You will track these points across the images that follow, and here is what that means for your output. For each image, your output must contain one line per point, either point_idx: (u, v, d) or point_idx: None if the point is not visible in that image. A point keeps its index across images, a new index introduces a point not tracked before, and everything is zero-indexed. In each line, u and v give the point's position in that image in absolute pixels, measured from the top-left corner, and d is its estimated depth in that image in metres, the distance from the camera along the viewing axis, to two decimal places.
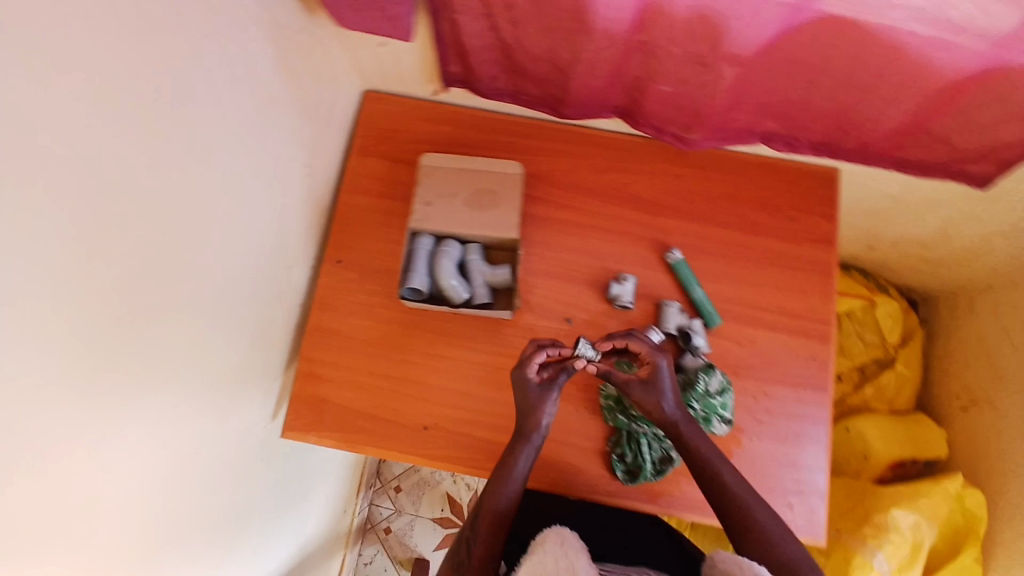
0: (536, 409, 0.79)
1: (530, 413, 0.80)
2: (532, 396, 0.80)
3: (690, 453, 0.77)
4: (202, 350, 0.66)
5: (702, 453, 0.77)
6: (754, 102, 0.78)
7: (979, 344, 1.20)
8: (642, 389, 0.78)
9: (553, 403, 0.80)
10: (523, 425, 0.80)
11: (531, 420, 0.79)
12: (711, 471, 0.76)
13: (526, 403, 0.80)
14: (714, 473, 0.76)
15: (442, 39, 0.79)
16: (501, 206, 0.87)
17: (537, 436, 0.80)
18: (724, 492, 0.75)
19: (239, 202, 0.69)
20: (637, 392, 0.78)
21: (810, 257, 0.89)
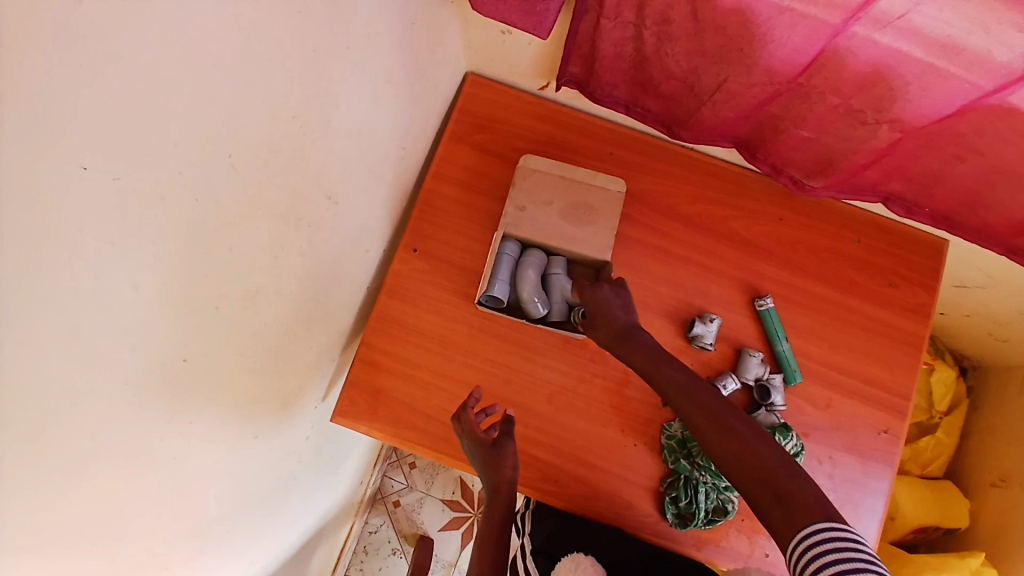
0: (495, 464, 0.77)
1: (492, 469, 0.78)
2: (480, 449, 0.77)
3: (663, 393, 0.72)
4: (280, 327, 0.64)
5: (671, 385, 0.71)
6: (893, 165, 0.73)
7: (1023, 426, 1.18)
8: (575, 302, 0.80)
9: (510, 454, 0.78)
10: (488, 485, 0.79)
11: (495, 479, 0.78)
12: (680, 396, 0.70)
13: (484, 461, 0.77)
14: (686, 404, 0.69)
15: (574, 37, 0.73)
16: (598, 223, 0.82)
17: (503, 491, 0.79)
18: (708, 417, 0.67)
19: (338, 183, 0.65)
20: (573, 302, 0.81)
21: (904, 329, 0.85)
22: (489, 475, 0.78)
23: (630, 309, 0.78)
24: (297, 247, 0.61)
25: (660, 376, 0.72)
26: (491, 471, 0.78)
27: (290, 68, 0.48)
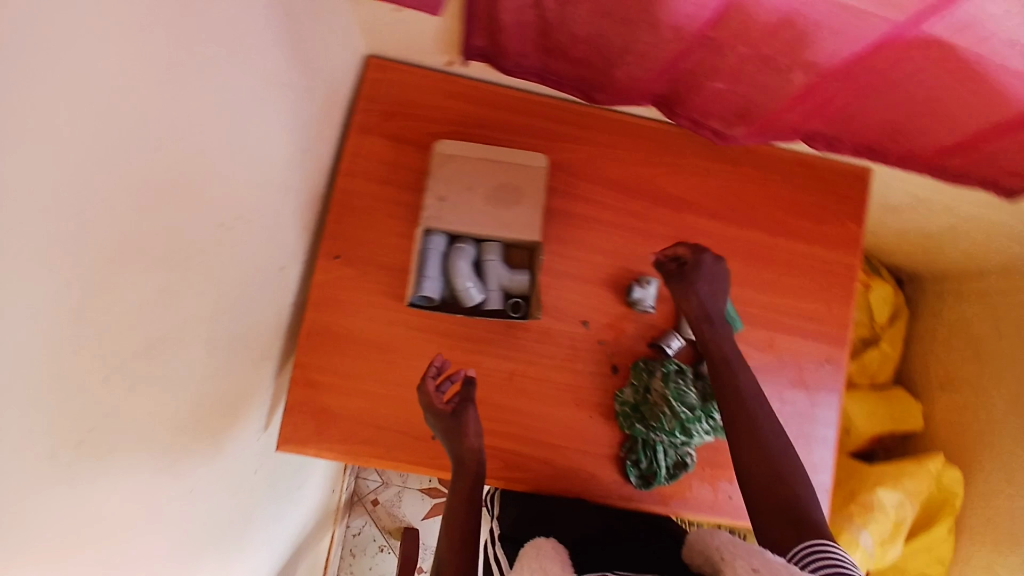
0: (461, 428, 0.75)
1: (460, 437, 0.75)
2: (447, 417, 0.75)
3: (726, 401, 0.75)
4: (195, 377, 0.58)
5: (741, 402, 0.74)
6: (813, 105, 0.71)
7: (964, 329, 1.24)
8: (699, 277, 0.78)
9: (473, 420, 0.76)
10: (455, 454, 0.75)
11: (459, 447, 0.75)
12: (728, 395, 0.75)
13: (449, 426, 0.75)
14: (740, 427, 0.72)
15: (470, 8, 0.67)
16: (524, 204, 0.78)
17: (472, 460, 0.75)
18: (750, 441, 0.71)
19: (236, 207, 0.58)
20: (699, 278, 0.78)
21: (836, 261, 0.88)
22: (455, 442, 0.75)
23: (718, 285, 0.78)
24: (200, 288, 0.54)
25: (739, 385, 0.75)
26: (459, 439, 0.75)
27: (160, 99, 0.41)
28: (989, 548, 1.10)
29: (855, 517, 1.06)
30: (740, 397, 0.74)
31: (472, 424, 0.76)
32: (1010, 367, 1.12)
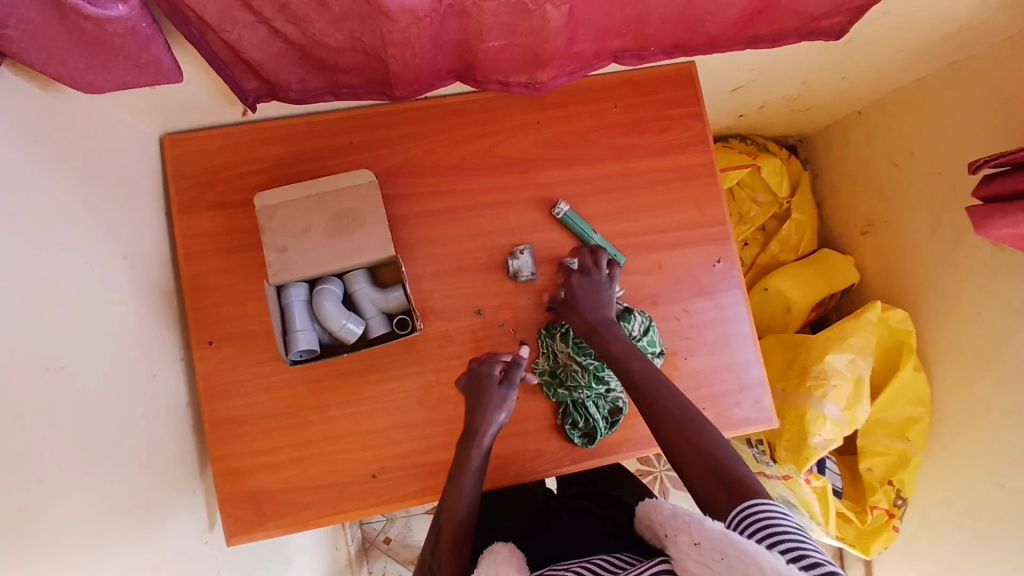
0: (490, 400, 0.76)
1: (482, 407, 0.76)
2: (489, 390, 0.77)
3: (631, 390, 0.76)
4: (83, 516, 0.58)
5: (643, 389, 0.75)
6: (594, 28, 0.71)
7: (861, 170, 1.26)
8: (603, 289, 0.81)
9: (510, 400, 0.77)
10: (475, 420, 0.76)
11: (482, 416, 0.76)
12: (631, 386, 0.76)
13: (481, 395, 0.77)
14: (658, 407, 0.73)
15: (218, 59, 0.65)
16: (367, 224, 0.77)
17: (489, 432, 0.76)
18: (676, 422, 0.72)
19: (48, 344, 0.57)
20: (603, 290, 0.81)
21: (695, 163, 0.87)
22: (477, 415, 0.76)
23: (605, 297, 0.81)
24: (38, 439, 0.54)
25: (633, 373, 0.76)
26: (480, 413, 0.76)
27: None
28: (959, 372, 1.08)
29: (813, 391, 1.07)
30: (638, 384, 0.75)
31: (496, 401, 0.76)
32: (916, 194, 1.14)
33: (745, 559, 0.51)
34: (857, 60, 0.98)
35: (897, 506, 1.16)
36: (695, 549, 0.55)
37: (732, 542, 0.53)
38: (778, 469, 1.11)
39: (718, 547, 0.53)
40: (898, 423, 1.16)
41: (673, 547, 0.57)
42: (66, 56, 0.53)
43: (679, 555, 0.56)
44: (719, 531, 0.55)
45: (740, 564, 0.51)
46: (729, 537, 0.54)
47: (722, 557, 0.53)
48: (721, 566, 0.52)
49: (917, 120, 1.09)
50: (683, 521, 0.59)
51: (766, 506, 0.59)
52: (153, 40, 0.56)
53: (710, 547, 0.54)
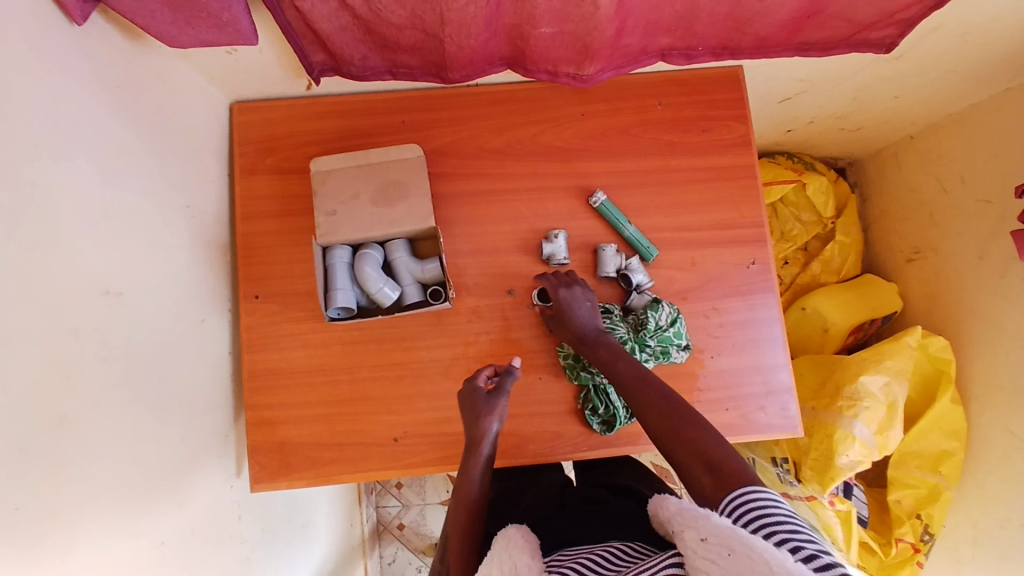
0: (481, 416, 0.76)
1: (475, 424, 0.76)
2: (478, 407, 0.77)
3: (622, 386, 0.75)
4: (123, 434, 0.63)
5: (629, 382, 0.74)
6: (642, 21, 0.74)
7: (911, 197, 1.23)
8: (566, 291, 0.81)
9: (500, 408, 0.77)
10: (471, 440, 0.76)
11: (478, 428, 0.76)
12: (624, 382, 0.75)
13: (472, 412, 0.77)
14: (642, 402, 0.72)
15: (291, 29, 0.71)
16: (411, 196, 0.81)
17: (486, 446, 0.76)
18: (657, 413, 0.70)
19: (110, 272, 0.63)
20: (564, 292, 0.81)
21: (734, 164, 0.88)
22: (472, 432, 0.76)
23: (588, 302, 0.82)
24: (91, 352, 0.59)
25: (618, 372, 0.75)
26: (475, 429, 0.76)
27: None
28: (998, 408, 1.05)
29: (845, 411, 1.04)
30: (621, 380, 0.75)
31: (488, 417, 0.76)
32: (965, 220, 1.11)
33: (754, 556, 0.47)
34: (908, 78, 0.98)
35: (924, 542, 1.12)
36: (702, 545, 0.50)
37: (741, 539, 0.48)
38: (802, 490, 1.08)
39: (726, 542, 0.49)
40: (932, 455, 1.12)
41: (682, 544, 0.52)
42: (153, 9, 0.61)
43: (686, 553, 0.51)
44: (727, 529, 0.50)
45: (749, 560, 0.46)
46: (740, 534, 0.49)
47: (730, 553, 0.48)
48: (730, 563, 0.47)
49: (970, 145, 1.07)
50: (689, 517, 0.54)
51: (769, 505, 0.54)
52: (234, 2, 0.62)
53: (718, 543, 0.49)
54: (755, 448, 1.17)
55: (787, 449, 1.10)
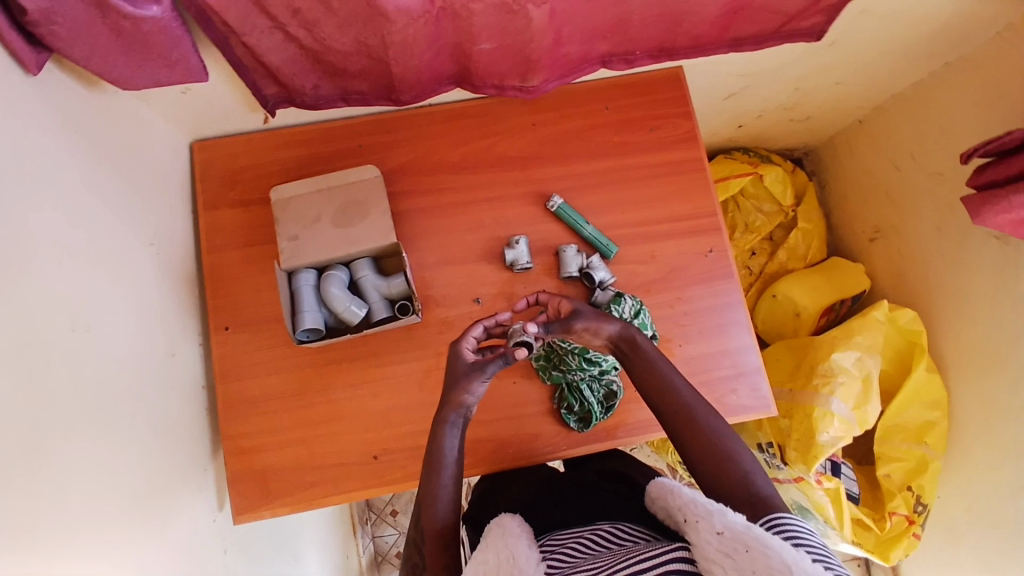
0: (456, 385, 0.77)
1: (451, 393, 0.77)
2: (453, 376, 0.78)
3: (667, 404, 0.76)
4: (98, 470, 0.63)
5: (685, 403, 0.75)
6: (579, 30, 0.77)
7: (867, 178, 1.27)
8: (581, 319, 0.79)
9: (480, 379, 0.77)
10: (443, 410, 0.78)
11: (453, 397, 0.77)
12: (669, 396, 0.76)
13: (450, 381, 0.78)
14: (691, 422, 0.74)
15: (242, 65, 0.74)
16: (371, 215, 0.84)
17: (456, 414, 0.78)
18: (707, 441, 0.73)
19: (77, 310, 0.64)
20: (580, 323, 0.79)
21: (683, 158, 0.92)
22: (444, 404, 0.78)
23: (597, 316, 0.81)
24: (61, 389, 0.60)
25: (676, 389, 0.76)
26: (446, 401, 0.77)
27: None
28: (973, 374, 1.07)
29: (821, 389, 1.06)
30: (677, 397, 0.75)
31: (462, 385, 0.77)
32: (920, 194, 1.14)
33: (768, 554, 0.53)
34: (845, 64, 1.02)
35: (917, 513, 1.13)
36: (718, 537, 0.56)
37: (755, 537, 0.55)
38: (790, 472, 1.09)
39: (741, 539, 0.55)
40: (916, 426, 1.13)
41: (692, 533, 0.58)
42: (108, 54, 0.63)
43: (698, 541, 0.57)
44: (741, 527, 0.56)
45: (762, 557, 0.53)
46: (754, 533, 0.55)
47: (744, 548, 0.54)
48: (744, 556, 0.53)
49: (915, 122, 1.11)
50: (701, 512, 0.61)
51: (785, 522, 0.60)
52: (182, 40, 0.65)
53: (732, 538, 0.55)
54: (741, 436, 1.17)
55: (771, 433, 1.11)
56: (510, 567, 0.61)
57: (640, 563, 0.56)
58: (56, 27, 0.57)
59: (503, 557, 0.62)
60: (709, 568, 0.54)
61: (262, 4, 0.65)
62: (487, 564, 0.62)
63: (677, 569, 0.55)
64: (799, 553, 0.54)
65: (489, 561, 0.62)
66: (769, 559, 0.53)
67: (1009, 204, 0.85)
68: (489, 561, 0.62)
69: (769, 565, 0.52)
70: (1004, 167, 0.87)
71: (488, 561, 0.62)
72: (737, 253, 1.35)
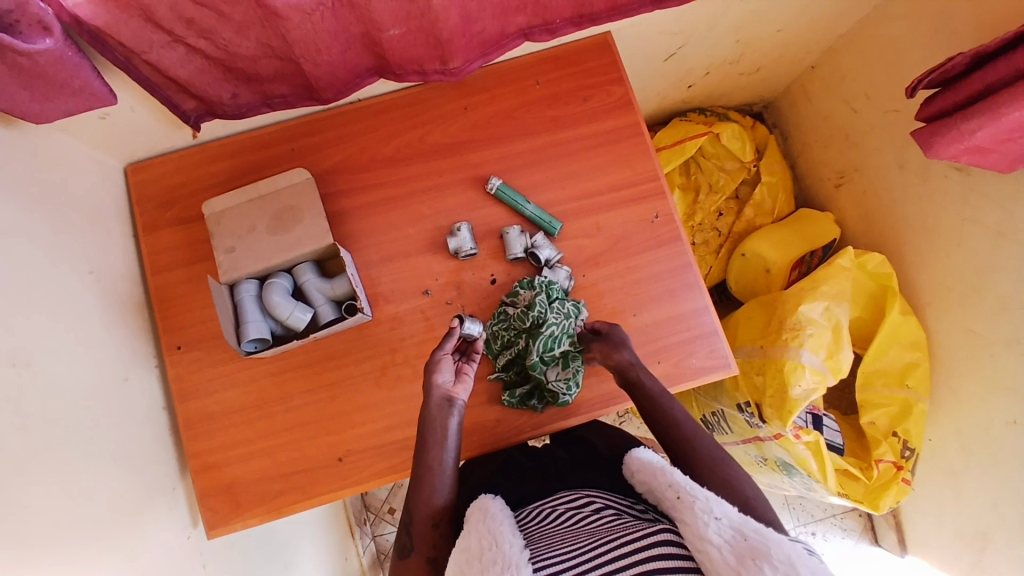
0: (432, 378, 0.77)
1: (428, 386, 0.77)
2: (430, 373, 0.78)
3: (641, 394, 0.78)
4: (58, 502, 0.63)
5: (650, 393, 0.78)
6: (486, 6, 0.75)
7: (826, 124, 1.24)
8: (603, 342, 0.80)
9: (445, 360, 0.78)
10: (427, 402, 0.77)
11: (429, 382, 0.77)
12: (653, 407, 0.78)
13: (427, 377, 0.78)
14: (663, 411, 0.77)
15: (150, 82, 0.73)
16: (306, 218, 0.84)
17: (446, 406, 0.77)
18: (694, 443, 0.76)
19: (18, 346, 0.64)
20: (598, 345, 0.80)
21: (619, 126, 0.90)
22: (426, 396, 0.77)
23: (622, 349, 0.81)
24: (5, 426, 0.59)
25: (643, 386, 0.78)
26: (428, 391, 0.77)
27: None
28: (952, 310, 1.04)
29: (790, 343, 1.05)
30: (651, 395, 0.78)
31: (435, 376, 0.77)
32: (877, 133, 1.11)
33: (766, 545, 0.52)
34: (781, 10, 0.99)
35: (905, 458, 1.10)
36: (715, 523, 0.55)
37: (754, 529, 0.54)
38: (769, 430, 1.08)
39: (740, 529, 0.54)
40: (898, 370, 1.10)
41: (688, 512, 0.58)
42: (11, 92, 0.61)
43: (694, 522, 0.56)
44: (738, 517, 0.56)
45: (761, 547, 0.52)
46: (753, 527, 0.54)
47: (745, 539, 0.53)
48: (742, 545, 0.53)
49: (866, 61, 1.08)
50: (698, 492, 0.60)
51: None
52: (81, 67, 0.64)
53: (730, 526, 0.54)
54: (721, 399, 1.17)
55: (747, 392, 1.10)
56: (492, 552, 0.58)
57: (620, 551, 0.55)
58: None
59: (486, 543, 0.60)
60: (705, 553, 0.53)
61: (154, 18, 0.64)
62: (470, 553, 0.60)
63: (659, 553, 0.55)
64: (798, 546, 0.53)
65: (471, 549, 0.60)
66: (769, 549, 0.52)
67: (959, 132, 0.81)
68: (471, 549, 0.60)
69: (767, 554, 0.51)
70: (952, 93, 0.82)
71: (470, 550, 0.60)
72: (703, 216, 1.33)
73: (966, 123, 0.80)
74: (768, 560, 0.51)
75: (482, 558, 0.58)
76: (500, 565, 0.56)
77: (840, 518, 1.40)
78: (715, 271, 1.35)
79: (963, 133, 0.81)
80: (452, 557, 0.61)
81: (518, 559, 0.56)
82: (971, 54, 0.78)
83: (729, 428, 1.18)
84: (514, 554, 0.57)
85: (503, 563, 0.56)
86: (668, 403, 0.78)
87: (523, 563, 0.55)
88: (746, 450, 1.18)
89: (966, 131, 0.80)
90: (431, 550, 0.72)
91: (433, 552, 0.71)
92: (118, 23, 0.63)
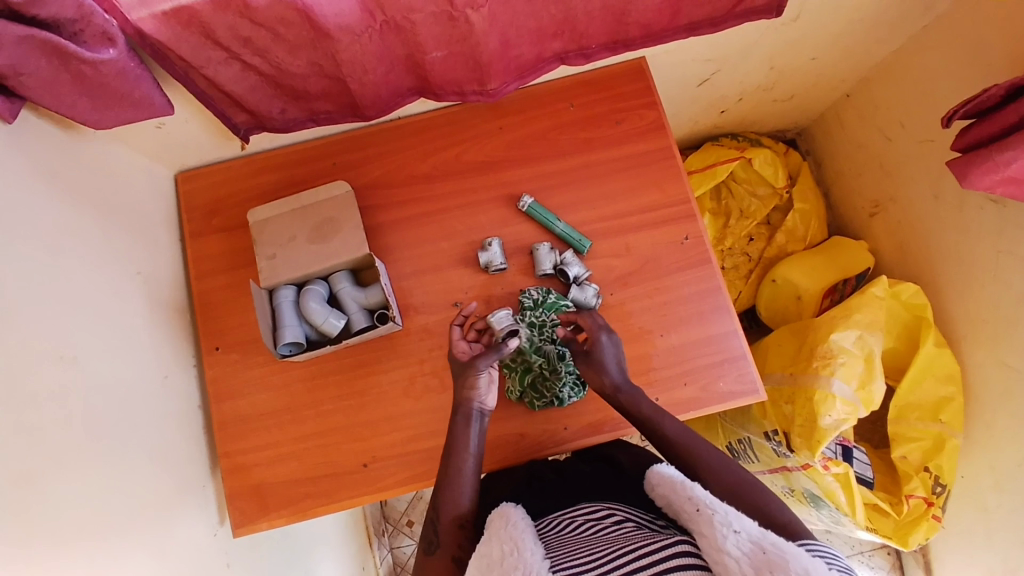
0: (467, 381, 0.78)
1: (462, 389, 0.79)
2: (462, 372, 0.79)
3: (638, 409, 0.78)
4: (95, 491, 0.66)
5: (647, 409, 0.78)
6: (525, 31, 0.78)
7: (861, 153, 1.24)
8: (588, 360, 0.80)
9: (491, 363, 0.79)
10: (459, 402, 0.79)
11: (467, 388, 0.78)
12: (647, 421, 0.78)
13: (457, 379, 0.79)
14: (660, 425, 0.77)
15: (205, 96, 0.78)
16: (344, 229, 0.87)
17: (476, 405, 0.79)
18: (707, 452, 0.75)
19: (65, 341, 0.67)
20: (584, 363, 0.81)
21: (650, 149, 0.92)
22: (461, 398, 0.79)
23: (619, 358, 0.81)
24: (48, 415, 0.62)
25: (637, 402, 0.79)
26: (466, 394, 0.78)
27: None
28: (987, 344, 1.01)
29: (821, 371, 1.04)
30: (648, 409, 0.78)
31: (477, 382, 0.78)
32: (913, 163, 1.10)
33: (784, 560, 0.52)
34: (816, 38, 1.00)
35: (936, 494, 1.06)
36: (733, 535, 0.54)
37: (773, 542, 0.54)
38: (798, 460, 1.06)
39: (758, 543, 0.54)
40: (931, 404, 1.08)
41: (707, 525, 0.57)
42: (73, 99, 0.66)
43: (712, 535, 0.55)
44: (758, 531, 0.55)
45: (779, 560, 0.52)
46: (772, 540, 0.54)
47: (763, 552, 0.53)
48: (760, 558, 0.52)
49: (902, 91, 1.07)
50: (717, 505, 0.59)
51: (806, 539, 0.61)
52: (141, 79, 0.68)
53: (749, 539, 0.54)
54: (748, 427, 1.16)
55: (775, 421, 1.09)
56: (513, 559, 0.58)
57: (639, 562, 0.55)
58: (24, 79, 0.60)
59: (507, 549, 0.60)
60: (722, 564, 0.53)
61: (213, 36, 0.68)
62: (491, 559, 0.60)
63: (679, 564, 0.55)
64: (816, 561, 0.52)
65: (492, 554, 0.60)
66: (786, 562, 0.51)
67: (995, 162, 0.80)
68: (492, 554, 0.60)
69: (785, 567, 0.51)
70: (987, 125, 0.82)
71: (491, 555, 0.60)
72: (733, 240, 1.33)
73: (1001, 154, 0.79)
74: (785, 573, 0.50)
75: (503, 564, 0.58)
76: (521, 571, 0.56)
77: (868, 556, 1.35)
78: (744, 296, 1.35)
79: (998, 164, 0.80)
80: (473, 562, 0.62)
81: (538, 567, 0.56)
82: (1006, 86, 0.78)
83: (755, 457, 1.16)
84: (536, 561, 0.57)
85: (524, 569, 0.56)
86: (667, 422, 0.77)
87: (544, 572, 0.56)
88: (773, 480, 1.16)
89: (1001, 162, 0.79)
90: (457, 550, 0.72)
91: (460, 552, 0.72)
92: (179, 40, 0.67)
